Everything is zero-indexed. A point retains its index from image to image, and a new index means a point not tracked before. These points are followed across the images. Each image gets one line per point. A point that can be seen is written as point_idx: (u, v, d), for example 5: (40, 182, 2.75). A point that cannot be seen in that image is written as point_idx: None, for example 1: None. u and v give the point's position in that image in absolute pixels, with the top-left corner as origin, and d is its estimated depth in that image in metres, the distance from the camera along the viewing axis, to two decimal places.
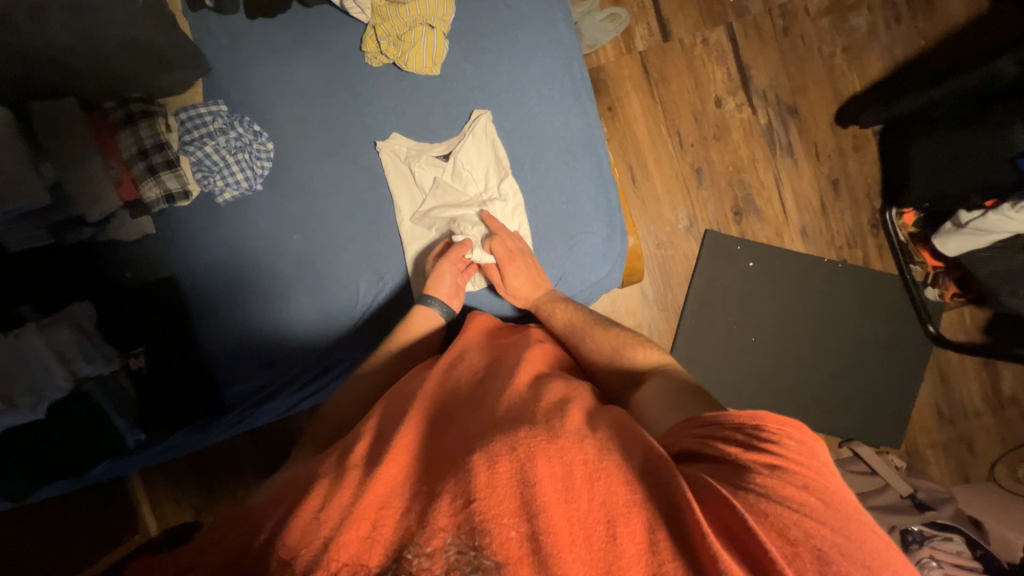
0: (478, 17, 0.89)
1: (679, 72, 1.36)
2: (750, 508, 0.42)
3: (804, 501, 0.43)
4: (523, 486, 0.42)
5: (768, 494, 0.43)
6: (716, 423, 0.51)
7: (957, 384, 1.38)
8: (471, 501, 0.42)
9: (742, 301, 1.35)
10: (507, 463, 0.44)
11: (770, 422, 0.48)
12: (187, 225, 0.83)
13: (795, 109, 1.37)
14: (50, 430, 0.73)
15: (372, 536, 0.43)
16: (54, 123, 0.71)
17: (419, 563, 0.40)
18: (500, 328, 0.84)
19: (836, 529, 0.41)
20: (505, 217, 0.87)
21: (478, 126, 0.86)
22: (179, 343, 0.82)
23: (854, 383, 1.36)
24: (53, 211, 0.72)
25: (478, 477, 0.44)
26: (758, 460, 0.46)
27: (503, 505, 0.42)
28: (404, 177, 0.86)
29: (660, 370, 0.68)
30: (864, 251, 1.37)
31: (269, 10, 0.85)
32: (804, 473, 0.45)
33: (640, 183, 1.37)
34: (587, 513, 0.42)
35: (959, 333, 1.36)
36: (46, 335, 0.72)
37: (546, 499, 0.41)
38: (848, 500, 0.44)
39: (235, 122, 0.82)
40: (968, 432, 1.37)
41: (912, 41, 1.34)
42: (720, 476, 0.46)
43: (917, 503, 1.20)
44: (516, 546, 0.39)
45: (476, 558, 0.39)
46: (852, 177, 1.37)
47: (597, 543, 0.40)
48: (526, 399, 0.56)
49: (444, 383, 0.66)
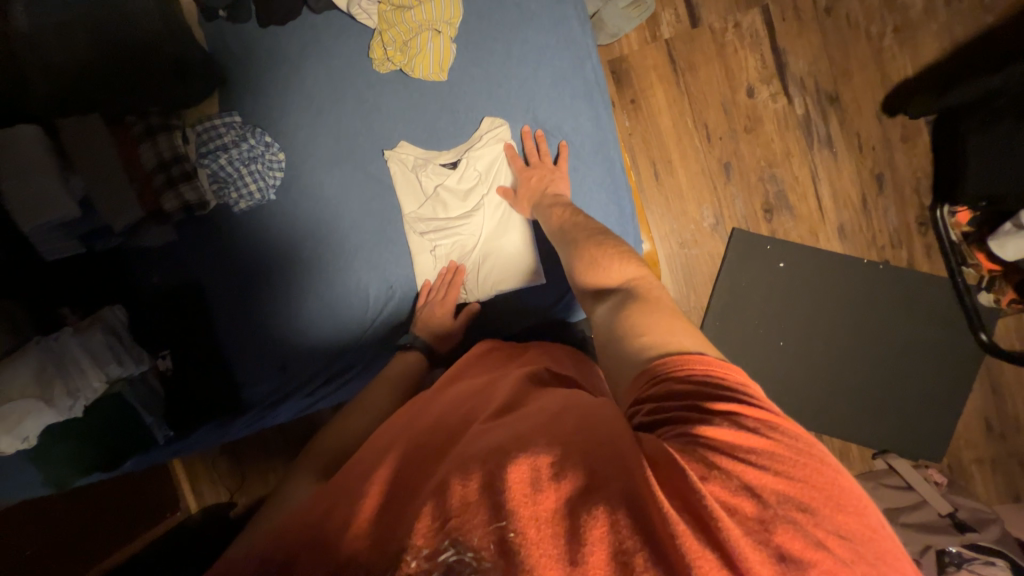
0: (485, 17, 0.86)
1: (709, 60, 1.28)
2: (700, 470, 0.39)
3: (751, 446, 0.40)
4: (493, 493, 0.40)
5: (717, 446, 0.40)
6: (674, 377, 0.47)
7: (1009, 397, 1.27)
8: (447, 520, 0.40)
9: (769, 302, 1.29)
10: (479, 476, 0.42)
11: (717, 368, 0.46)
12: (210, 235, 0.86)
13: (837, 97, 1.26)
14: (86, 430, 0.79)
15: (375, 535, 0.43)
16: (82, 141, 0.74)
17: (419, 565, 0.37)
18: (502, 345, 0.80)
19: (781, 472, 0.38)
20: (494, 214, 0.87)
21: (493, 132, 0.85)
22: (202, 334, 0.86)
23: (891, 390, 1.28)
24: (82, 222, 0.76)
25: (453, 494, 0.41)
26: (710, 412, 0.43)
27: (477, 516, 0.39)
28: (412, 186, 0.86)
29: (627, 287, 0.64)
30: (909, 252, 1.27)
31: (279, 18, 0.85)
32: (754, 416, 0.42)
33: (663, 180, 1.31)
34: (554, 508, 0.39)
35: (1016, 342, 1.24)
36: (81, 339, 0.76)
37: (510, 483, 0.40)
38: (797, 434, 0.41)
39: (247, 133, 0.83)
40: (1020, 449, 1.27)
41: (975, 17, 1.20)
42: (676, 436, 0.43)
43: (957, 523, 1.15)
44: (493, 539, 0.37)
45: (474, 559, 0.37)
46: (898, 171, 1.26)
47: (553, 515, 0.38)
48: (520, 411, 0.53)
49: (446, 392, 0.66)
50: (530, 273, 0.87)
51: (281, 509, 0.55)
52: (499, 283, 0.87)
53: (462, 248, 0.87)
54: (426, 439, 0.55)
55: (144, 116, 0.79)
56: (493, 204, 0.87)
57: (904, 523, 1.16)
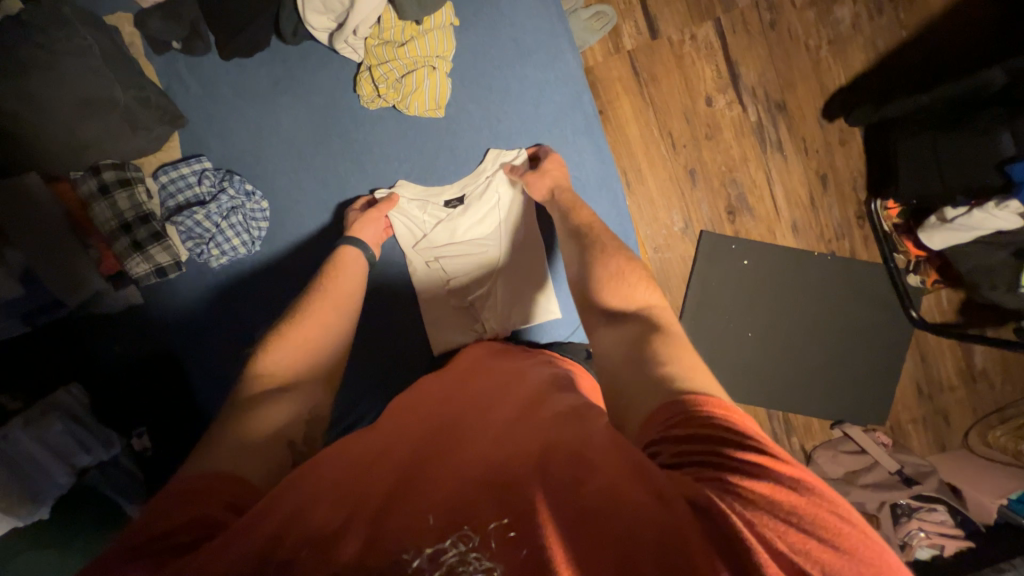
0: (478, 52, 0.95)
1: (669, 71, 1.33)
2: (741, 516, 0.42)
3: (794, 508, 0.43)
4: (514, 503, 0.47)
5: (756, 501, 0.43)
6: (706, 422, 0.50)
7: (935, 363, 1.46)
8: (473, 516, 0.46)
9: (737, 298, 1.38)
10: (502, 486, 0.49)
11: (750, 430, 0.50)
12: (176, 294, 0.92)
13: (783, 105, 1.36)
14: (64, 529, 0.78)
15: (387, 543, 0.45)
16: (20, 207, 0.77)
17: (420, 564, 0.43)
18: (499, 354, 0.85)
19: (825, 541, 0.41)
20: (497, 249, 0.94)
21: (499, 160, 0.94)
22: (160, 400, 0.91)
23: (843, 370, 1.42)
24: (30, 299, 0.81)
25: (479, 500, 0.48)
26: (750, 464, 0.46)
27: (489, 506, 0.47)
28: (416, 222, 0.93)
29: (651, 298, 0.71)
30: (850, 243, 1.41)
31: (249, 48, 0.91)
32: (793, 475, 0.46)
33: (635, 188, 1.36)
34: (571, 513, 0.46)
35: (937, 315, 1.42)
36: (36, 431, 0.77)
37: (540, 506, 0.46)
38: (838, 503, 0.45)
39: (225, 183, 0.89)
40: (944, 407, 1.47)
41: (894, 31, 1.33)
42: (710, 478, 0.45)
43: (904, 478, 1.32)
44: (494, 538, 0.44)
45: (476, 559, 0.43)
46: (838, 172, 1.39)
47: (568, 529, 0.44)
48: (536, 421, 0.59)
49: (457, 403, 0.70)
50: (547, 308, 0.95)
51: (241, 466, 0.56)
52: (514, 316, 0.94)
53: (476, 281, 0.94)
54: (428, 452, 0.58)
55: (96, 171, 0.83)
56: (494, 238, 0.94)
57: (862, 485, 1.33)
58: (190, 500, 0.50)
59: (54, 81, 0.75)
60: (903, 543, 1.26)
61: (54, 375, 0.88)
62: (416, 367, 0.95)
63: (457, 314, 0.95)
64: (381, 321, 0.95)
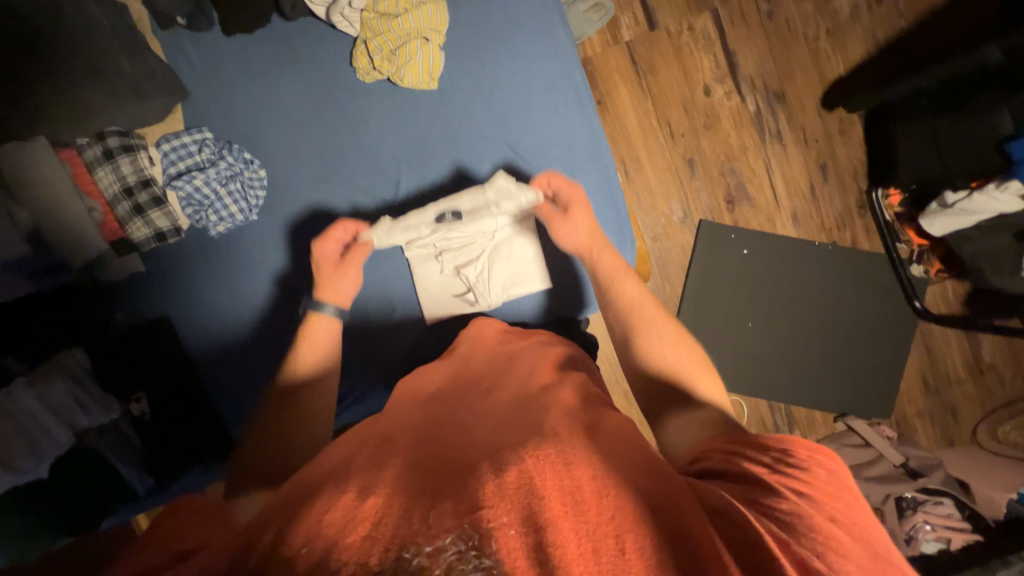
0: (472, 29, 0.97)
1: (667, 62, 1.34)
2: (773, 532, 0.40)
3: (830, 534, 0.41)
4: (531, 499, 0.41)
5: (792, 523, 0.41)
6: (745, 447, 0.50)
7: (941, 356, 1.43)
8: (479, 506, 0.41)
9: (738, 288, 1.37)
10: (513, 475, 0.44)
11: (800, 449, 0.49)
12: (176, 261, 0.95)
13: (782, 95, 1.37)
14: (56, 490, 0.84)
15: (378, 536, 0.40)
16: (29, 168, 0.81)
17: (420, 564, 0.36)
18: (496, 331, 0.86)
19: (863, 569, 0.39)
20: (491, 225, 0.96)
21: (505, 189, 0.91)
22: (161, 377, 0.93)
23: (846, 362, 1.41)
24: (34, 259, 0.84)
25: (484, 486, 0.43)
26: (790, 490, 0.45)
27: (504, 507, 0.41)
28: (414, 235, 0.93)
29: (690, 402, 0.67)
30: (851, 234, 1.40)
31: (250, 25, 0.94)
32: (831, 505, 0.44)
33: (633, 177, 1.37)
34: (597, 526, 0.40)
35: (942, 306, 1.40)
36: (38, 390, 0.82)
37: (549, 497, 0.41)
38: (877, 540, 0.43)
39: (224, 152, 0.93)
40: (952, 402, 1.44)
41: (893, 21, 1.34)
42: (744, 496, 0.45)
43: (910, 471, 1.29)
44: (499, 540, 0.38)
45: (476, 557, 0.37)
46: (839, 162, 1.39)
47: (591, 533, 0.39)
48: (532, 398, 0.60)
49: (453, 382, 0.72)
50: (539, 279, 0.99)
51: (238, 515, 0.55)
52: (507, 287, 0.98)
53: (469, 254, 0.97)
54: (420, 428, 0.59)
55: (101, 137, 0.87)
56: (492, 221, 0.96)
57: (867, 479, 1.30)
58: (198, 519, 0.48)
59: (64, 51, 0.78)
60: (909, 537, 1.25)
61: (60, 342, 0.91)
62: (415, 347, 0.98)
63: (450, 284, 0.98)
64: (382, 300, 0.98)
